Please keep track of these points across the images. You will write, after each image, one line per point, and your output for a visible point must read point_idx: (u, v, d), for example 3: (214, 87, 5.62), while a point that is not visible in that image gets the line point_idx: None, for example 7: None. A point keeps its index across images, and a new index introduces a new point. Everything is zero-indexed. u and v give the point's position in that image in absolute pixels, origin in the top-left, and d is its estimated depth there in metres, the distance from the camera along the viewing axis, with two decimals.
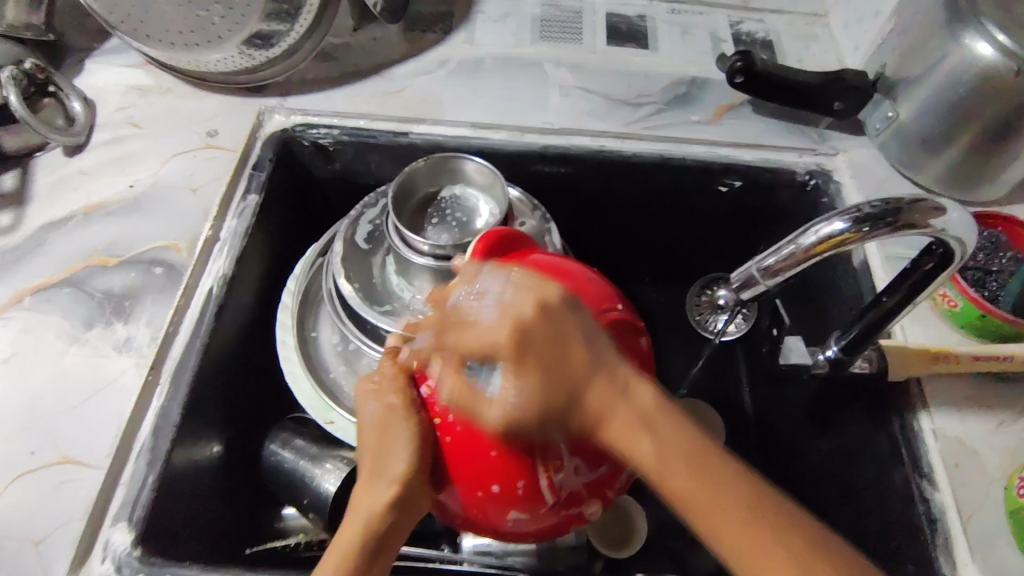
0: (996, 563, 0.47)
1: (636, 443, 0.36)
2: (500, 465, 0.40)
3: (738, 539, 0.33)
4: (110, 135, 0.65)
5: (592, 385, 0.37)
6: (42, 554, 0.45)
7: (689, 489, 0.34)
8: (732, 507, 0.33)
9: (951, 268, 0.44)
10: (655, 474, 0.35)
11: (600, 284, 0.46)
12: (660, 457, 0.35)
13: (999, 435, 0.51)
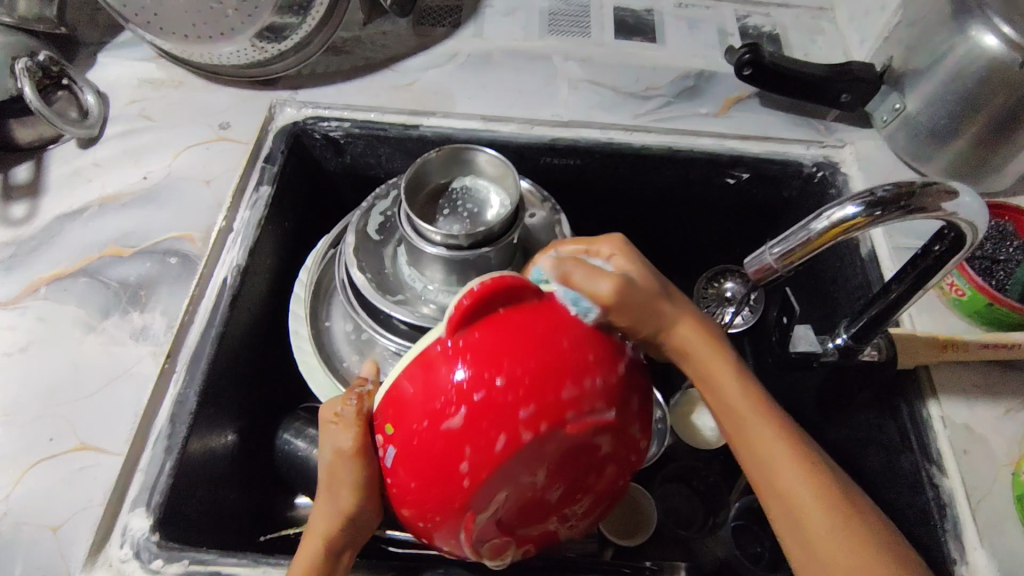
0: (1006, 547, 0.47)
1: (719, 376, 0.43)
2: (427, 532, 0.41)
3: (791, 482, 0.38)
4: (123, 127, 0.65)
5: (679, 312, 0.46)
6: (61, 539, 0.45)
7: (774, 455, 0.39)
8: (796, 450, 0.39)
9: (962, 254, 0.45)
10: (741, 420, 0.41)
11: (593, 351, 0.38)
12: (740, 398, 0.42)
13: (1007, 422, 0.52)
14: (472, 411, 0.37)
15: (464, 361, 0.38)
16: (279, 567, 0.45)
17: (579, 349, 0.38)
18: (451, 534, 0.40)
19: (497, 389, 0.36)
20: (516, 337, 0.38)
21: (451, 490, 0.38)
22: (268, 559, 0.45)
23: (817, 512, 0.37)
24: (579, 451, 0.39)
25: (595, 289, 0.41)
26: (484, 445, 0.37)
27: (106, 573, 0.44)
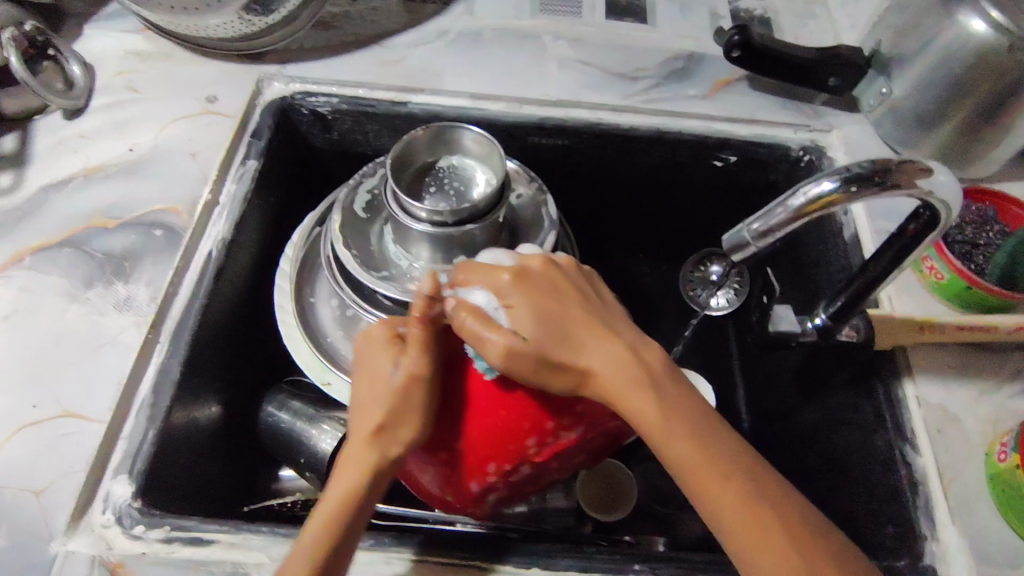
0: (974, 523, 0.48)
1: (637, 402, 0.39)
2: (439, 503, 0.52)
3: (737, 515, 0.36)
4: (109, 99, 0.65)
5: (590, 350, 0.41)
6: (43, 504, 0.45)
7: (739, 522, 0.36)
8: (732, 476, 0.37)
9: (936, 231, 0.45)
10: (695, 482, 0.38)
11: (573, 389, 0.44)
12: (671, 427, 0.39)
13: (981, 403, 0.53)
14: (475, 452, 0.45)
15: (454, 424, 0.45)
16: (258, 534, 0.45)
17: (560, 393, 0.43)
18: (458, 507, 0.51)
19: (481, 448, 0.46)
20: (486, 411, 0.44)
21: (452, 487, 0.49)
22: (248, 526, 0.46)
23: (767, 540, 0.36)
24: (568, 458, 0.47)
25: (485, 352, 0.41)
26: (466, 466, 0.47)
27: (88, 538, 0.44)
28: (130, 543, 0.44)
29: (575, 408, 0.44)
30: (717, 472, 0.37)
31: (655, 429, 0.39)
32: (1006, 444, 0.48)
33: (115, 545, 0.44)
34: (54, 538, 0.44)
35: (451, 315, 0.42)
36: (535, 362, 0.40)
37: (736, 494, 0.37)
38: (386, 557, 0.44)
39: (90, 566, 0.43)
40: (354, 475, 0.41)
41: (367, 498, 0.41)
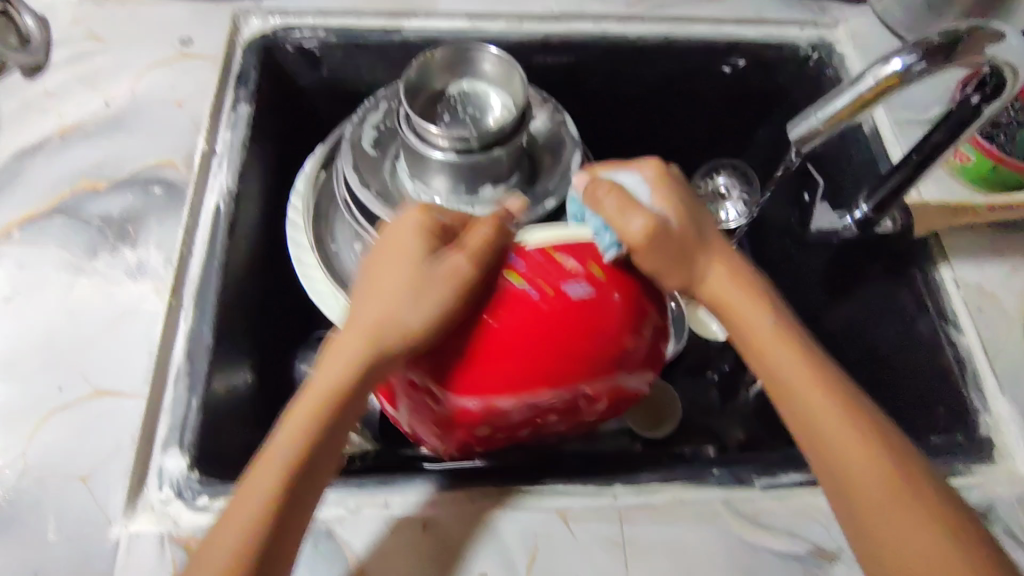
0: (1022, 392, 0.50)
1: (763, 335, 0.42)
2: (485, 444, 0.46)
3: (841, 434, 0.38)
4: (71, 51, 0.58)
5: (712, 258, 0.44)
6: (93, 489, 0.42)
7: (834, 429, 0.39)
8: (845, 410, 0.39)
9: (1002, 100, 0.43)
10: (789, 386, 0.41)
11: (484, 346, 0.42)
12: (787, 353, 0.41)
13: (1015, 278, 0.54)
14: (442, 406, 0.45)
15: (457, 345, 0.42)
16: (331, 488, 0.43)
17: (506, 340, 0.42)
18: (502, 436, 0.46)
19: (501, 355, 0.42)
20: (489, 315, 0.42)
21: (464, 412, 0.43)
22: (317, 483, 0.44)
23: (868, 473, 0.37)
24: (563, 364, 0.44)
25: (626, 230, 0.42)
26: (489, 373, 0.42)
27: (150, 517, 0.42)
28: (197, 516, 0.42)
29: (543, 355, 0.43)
30: (829, 381, 0.40)
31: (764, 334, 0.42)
32: None
33: (181, 520, 0.42)
34: (113, 522, 0.41)
35: (585, 191, 0.44)
36: (668, 256, 0.43)
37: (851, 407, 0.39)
38: (468, 493, 0.43)
39: (159, 545, 0.41)
40: (310, 419, 0.38)
41: (282, 471, 0.36)
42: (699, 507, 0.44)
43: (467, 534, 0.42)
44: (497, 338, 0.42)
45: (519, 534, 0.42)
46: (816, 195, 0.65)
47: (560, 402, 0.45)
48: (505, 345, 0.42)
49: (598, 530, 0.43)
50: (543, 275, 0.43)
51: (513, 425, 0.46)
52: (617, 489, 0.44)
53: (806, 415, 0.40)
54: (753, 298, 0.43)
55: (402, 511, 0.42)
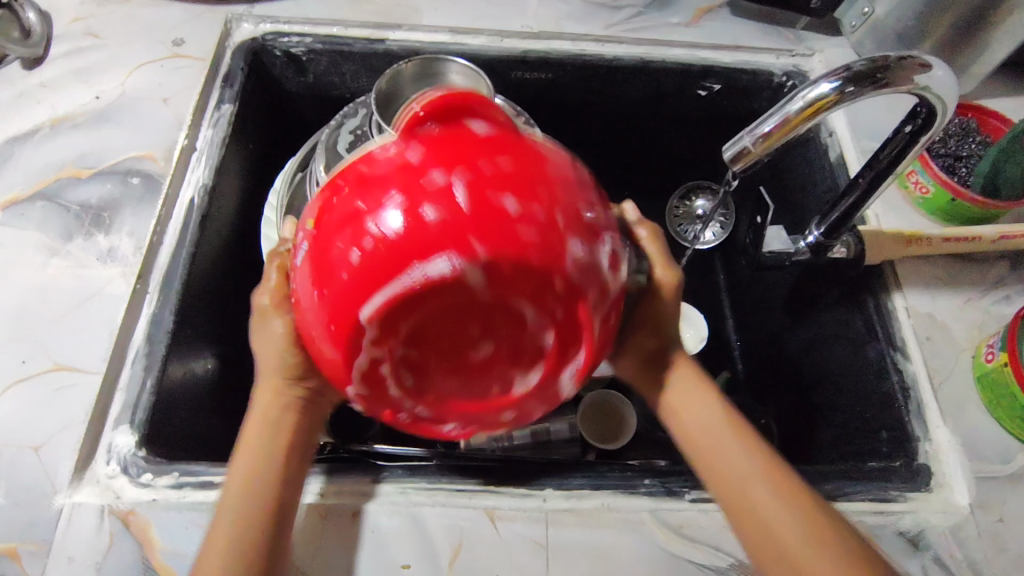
0: (965, 424, 0.50)
1: (714, 434, 0.44)
2: (423, 381, 0.34)
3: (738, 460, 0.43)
4: (70, 46, 0.61)
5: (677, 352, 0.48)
6: (44, 458, 0.44)
7: (784, 525, 0.40)
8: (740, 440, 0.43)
9: (936, 127, 0.44)
10: (745, 489, 0.41)
11: (425, 205, 0.31)
12: (738, 450, 0.43)
13: (968, 310, 0.55)
14: (399, 393, 0.34)
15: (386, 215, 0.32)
16: None
17: (455, 231, 0.31)
18: (441, 358, 0.34)
19: (440, 227, 0.31)
20: (440, 183, 0.32)
21: (386, 295, 0.32)
22: None
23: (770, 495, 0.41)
24: (527, 259, 0.31)
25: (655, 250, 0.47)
26: (423, 249, 0.31)
27: (94, 489, 0.44)
28: (139, 492, 0.44)
29: (497, 269, 0.31)
30: (778, 476, 0.42)
31: (717, 429, 0.44)
32: (993, 345, 0.50)
33: (123, 494, 0.44)
34: (58, 491, 0.43)
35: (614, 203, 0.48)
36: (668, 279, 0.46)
37: (796, 501, 0.40)
38: (401, 487, 0.45)
39: (99, 516, 0.43)
40: (256, 440, 0.43)
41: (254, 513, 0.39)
42: (626, 514, 0.45)
43: (395, 526, 0.43)
44: (436, 198, 0.31)
45: (446, 529, 0.43)
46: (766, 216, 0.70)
47: (511, 338, 0.33)
48: (452, 208, 0.31)
49: (523, 531, 0.44)
50: (507, 140, 0.34)
51: (450, 349, 0.33)
52: (547, 492, 0.45)
53: (757, 513, 0.41)
54: (704, 393, 0.46)
55: (334, 500, 0.44)
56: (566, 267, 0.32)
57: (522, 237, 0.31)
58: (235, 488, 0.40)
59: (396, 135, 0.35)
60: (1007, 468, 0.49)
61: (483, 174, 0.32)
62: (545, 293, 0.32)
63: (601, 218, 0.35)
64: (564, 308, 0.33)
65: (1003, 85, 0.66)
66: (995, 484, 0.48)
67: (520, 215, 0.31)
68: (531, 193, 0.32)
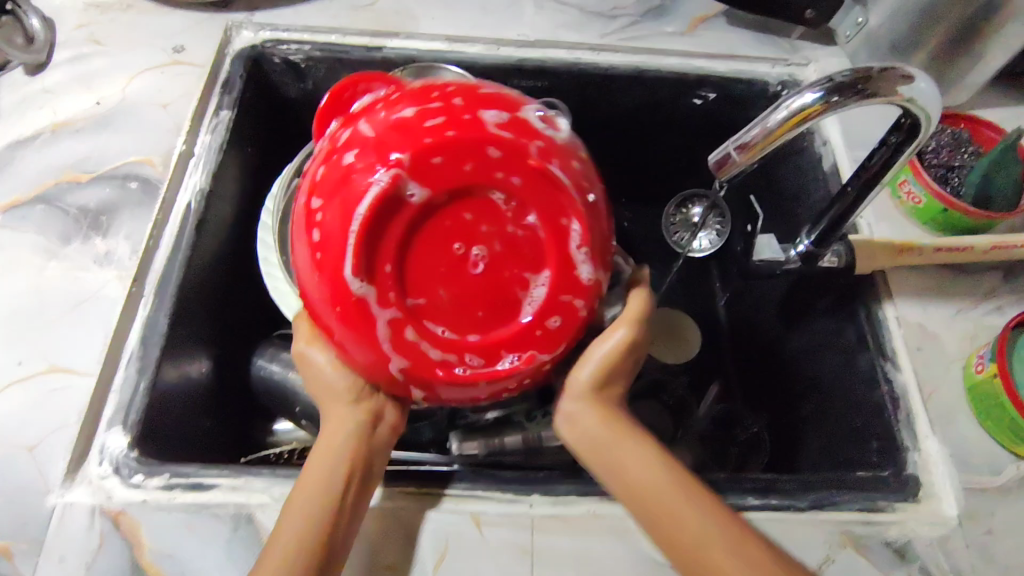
0: (954, 434, 0.50)
1: (635, 468, 0.43)
2: (439, 306, 0.39)
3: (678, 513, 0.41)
4: (72, 53, 0.62)
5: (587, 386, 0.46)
6: (37, 458, 0.45)
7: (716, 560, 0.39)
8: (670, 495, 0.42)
9: (918, 140, 0.44)
10: (675, 525, 0.41)
11: (386, 146, 0.36)
12: (662, 485, 0.42)
13: (959, 320, 0.55)
14: (430, 321, 0.39)
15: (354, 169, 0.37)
16: (260, 477, 0.45)
17: (421, 149, 0.36)
18: (440, 277, 0.38)
19: (408, 152, 0.36)
20: (394, 126, 0.37)
21: (375, 226, 0.36)
22: (248, 470, 0.46)
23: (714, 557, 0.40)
24: (487, 145, 0.36)
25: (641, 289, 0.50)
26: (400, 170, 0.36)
27: (86, 489, 0.44)
28: (130, 492, 0.44)
29: (464, 162, 0.36)
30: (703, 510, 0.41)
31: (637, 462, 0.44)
32: (983, 356, 0.50)
33: (114, 494, 0.44)
34: (51, 490, 0.44)
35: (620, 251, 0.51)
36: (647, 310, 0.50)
37: (724, 532, 0.40)
38: (388, 491, 0.45)
39: (90, 516, 0.43)
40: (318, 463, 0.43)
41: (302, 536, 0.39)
42: (611, 521, 0.45)
43: (381, 530, 0.44)
44: (394, 139, 0.36)
45: (432, 534, 0.44)
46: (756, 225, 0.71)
47: (502, 243, 0.38)
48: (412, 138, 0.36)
49: (509, 536, 0.44)
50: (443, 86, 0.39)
51: (447, 268, 0.38)
52: (533, 498, 0.45)
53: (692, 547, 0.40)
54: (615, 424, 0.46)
55: None
56: (526, 144, 0.36)
57: (477, 136, 0.36)
58: (308, 504, 0.41)
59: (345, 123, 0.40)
60: (997, 479, 0.49)
61: (428, 109, 0.37)
62: (514, 175, 0.36)
63: (550, 117, 0.40)
64: (536, 183, 0.37)
65: (997, 96, 0.66)
66: (984, 495, 0.48)
67: (470, 127, 0.36)
68: (476, 102, 0.38)
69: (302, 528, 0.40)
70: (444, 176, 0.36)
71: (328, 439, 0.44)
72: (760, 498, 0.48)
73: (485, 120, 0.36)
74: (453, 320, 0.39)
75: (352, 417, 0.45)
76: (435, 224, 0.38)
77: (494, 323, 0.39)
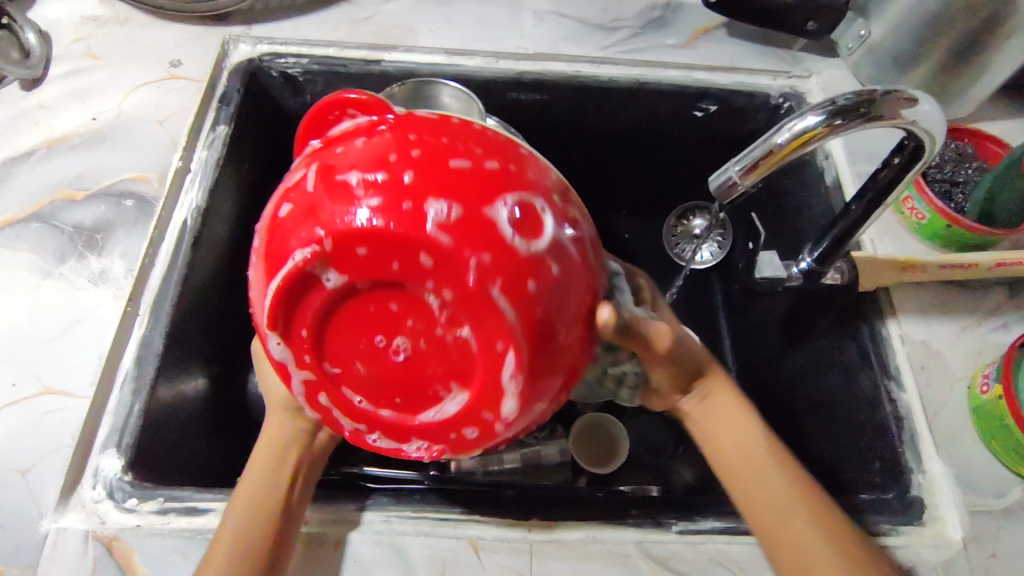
0: (958, 456, 0.50)
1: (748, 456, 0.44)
2: (365, 379, 0.36)
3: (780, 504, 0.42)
4: (68, 67, 0.62)
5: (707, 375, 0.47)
6: (30, 482, 0.45)
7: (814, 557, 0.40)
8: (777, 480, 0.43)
9: (920, 163, 0.44)
10: (784, 517, 0.41)
11: (323, 211, 0.32)
12: (770, 472, 0.43)
13: (963, 338, 0.54)
14: (347, 389, 0.37)
15: (291, 220, 0.34)
16: None
17: (350, 235, 0.32)
18: (362, 356, 0.36)
19: (335, 233, 0.32)
20: (339, 189, 0.33)
21: (295, 295, 0.34)
22: None
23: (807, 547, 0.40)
24: (416, 250, 0.31)
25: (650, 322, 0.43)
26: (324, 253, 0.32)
27: (80, 514, 0.44)
28: (124, 517, 0.44)
29: (390, 260, 0.32)
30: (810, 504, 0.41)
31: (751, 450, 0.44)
32: (988, 377, 0.50)
33: (108, 519, 0.44)
34: (44, 515, 0.44)
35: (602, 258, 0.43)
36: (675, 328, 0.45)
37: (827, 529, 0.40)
38: (384, 515, 0.44)
39: (83, 542, 0.43)
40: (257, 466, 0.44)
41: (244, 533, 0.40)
42: (611, 546, 0.44)
43: (378, 556, 0.43)
44: (332, 209, 0.32)
45: (428, 560, 0.43)
46: (758, 243, 0.70)
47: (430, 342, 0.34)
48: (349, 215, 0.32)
49: (507, 562, 0.43)
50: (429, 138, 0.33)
51: (373, 350, 0.35)
52: (531, 522, 0.45)
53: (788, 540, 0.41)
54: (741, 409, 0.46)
55: (319, 528, 0.44)
56: (466, 255, 0.31)
57: (415, 237, 0.31)
58: (239, 514, 0.41)
59: (324, 146, 0.36)
60: (1001, 501, 0.48)
61: (385, 180, 0.32)
62: (447, 289, 0.32)
63: (529, 209, 0.33)
64: (473, 300, 0.32)
65: (1001, 108, 0.66)
66: (989, 518, 0.47)
67: (415, 217, 0.31)
68: (435, 180, 0.32)
69: (230, 538, 0.40)
70: (366, 271, 0.32)
71: (265, 449, 0.45)
72: None
73: (425, 218, 0.31)
74: (374, 393, 0.37)
75: (289, 424, 0.46)
76: (359, 307, 0.34)
77: (416, 405, 0.36)
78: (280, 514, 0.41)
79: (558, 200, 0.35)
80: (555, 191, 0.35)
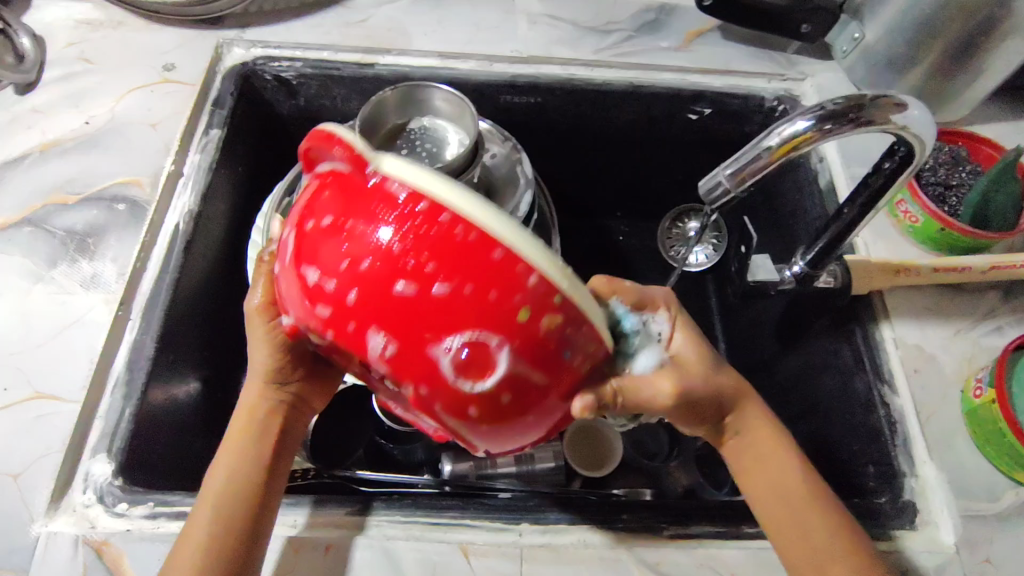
0: (951, 461, 0.49)
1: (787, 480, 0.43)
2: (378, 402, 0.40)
3: (810, 525, 0.41)
4: (62, 71, 0.62)
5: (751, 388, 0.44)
6: (21, 486, 0.45)
7: None
8: (812, 500, 0.42)
9: (911, 168, 0.45)
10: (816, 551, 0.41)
11: (296, 300, 0.33)
12: (804, 502, 0.42)
13: (957, 342, 0.54)
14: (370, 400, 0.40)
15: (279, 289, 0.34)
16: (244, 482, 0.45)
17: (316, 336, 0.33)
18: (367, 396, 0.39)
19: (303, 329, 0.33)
20: (299, 290, 0.32)
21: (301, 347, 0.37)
22: None
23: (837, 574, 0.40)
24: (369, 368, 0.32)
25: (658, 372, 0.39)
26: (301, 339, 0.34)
27: (70, 519, 0.44)
28: (114, 522, 0.44)
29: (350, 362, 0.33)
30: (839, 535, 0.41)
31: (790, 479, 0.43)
32: (981, 380, 0.50)
33: (98, 524, 0.44)
34: (34, 520, 0.43)
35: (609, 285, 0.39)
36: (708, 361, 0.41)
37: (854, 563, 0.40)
38: (375, 520, 0.44)
39: (73, 546, 0.43)
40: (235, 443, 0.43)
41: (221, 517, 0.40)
42: (602, 550, 0.44)
43: (368, 561, 0.43)
44: (297, 306, 0.33)
45: (418, 565, 0.43)
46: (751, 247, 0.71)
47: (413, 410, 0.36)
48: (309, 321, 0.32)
49: (498, 566, 0.43)
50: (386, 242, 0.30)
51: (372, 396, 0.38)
52: (522, 527, 0.45)
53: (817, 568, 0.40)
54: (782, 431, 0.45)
55: (309, 532, 0.44)
56: (410, 385, 0.31)
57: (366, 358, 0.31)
58: (219, 490, 0.41)
59: (308, 206, 0.33)
60: (995, 506, 0.48)
61: (334, 300, 0.31)
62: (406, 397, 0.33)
63: (482, 346, 0.30)
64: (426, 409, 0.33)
65: (995, 111, 0.66)
66: (982, 522, 0.47)
67: (364, 343, 0.31)
68: (377, 308, 0.30)
69: (210, 514, 0.40)
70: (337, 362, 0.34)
71: (243, 422, 0.43)
72: (756, 526, 0.46)
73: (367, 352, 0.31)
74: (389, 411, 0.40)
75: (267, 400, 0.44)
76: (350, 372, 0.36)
77: None
78: (257, 493, 0.41)
79: (531, 317, 0.30)
80: (530, 305, 0.30)
